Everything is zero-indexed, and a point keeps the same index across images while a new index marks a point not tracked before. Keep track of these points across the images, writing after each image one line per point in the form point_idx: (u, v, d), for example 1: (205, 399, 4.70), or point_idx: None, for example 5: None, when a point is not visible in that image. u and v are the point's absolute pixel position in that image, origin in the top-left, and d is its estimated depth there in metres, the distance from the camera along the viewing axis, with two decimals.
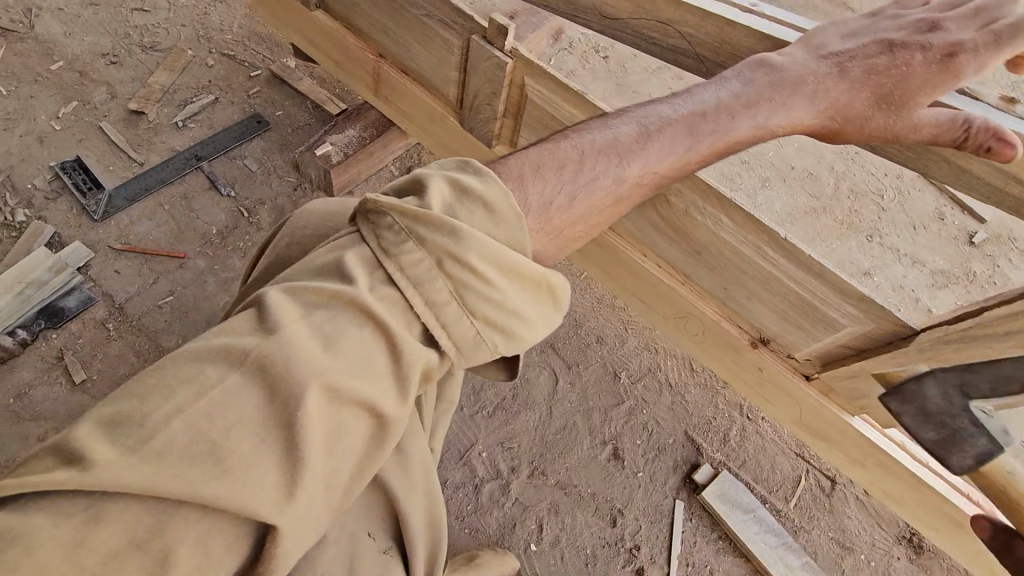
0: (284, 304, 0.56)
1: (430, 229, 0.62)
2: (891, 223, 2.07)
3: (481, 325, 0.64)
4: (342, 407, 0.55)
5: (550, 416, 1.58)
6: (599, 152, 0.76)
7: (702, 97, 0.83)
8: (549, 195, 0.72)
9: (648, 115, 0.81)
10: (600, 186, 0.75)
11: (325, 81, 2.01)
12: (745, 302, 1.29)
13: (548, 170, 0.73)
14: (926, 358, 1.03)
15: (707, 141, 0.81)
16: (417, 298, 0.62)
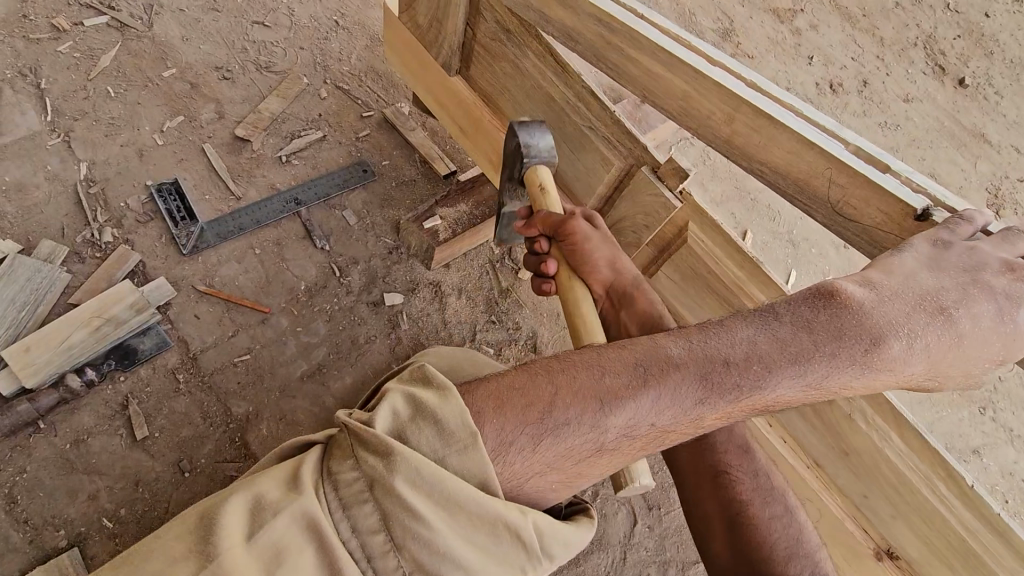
0: (230, 529, 0.57)
1: (369, 451, 0.62)
2: (1008, 397, 1.92)
3: (409, 565, 0.59)
4: None
5: (624, 562, 1.45)
6: (576, 394, 0.68)
7: (713, 337, 0.72)
8: (509, 434, 0.65)
9: (649, 354, 0.71)
10: (573, 433, 0.67)
11: (438, 134, 1.89)
12: (887, 520, 1.11)
13: (511, 409, 0.66)
14: None
15: (711, 398, 0.70)
16: (343, 523, 0.60)
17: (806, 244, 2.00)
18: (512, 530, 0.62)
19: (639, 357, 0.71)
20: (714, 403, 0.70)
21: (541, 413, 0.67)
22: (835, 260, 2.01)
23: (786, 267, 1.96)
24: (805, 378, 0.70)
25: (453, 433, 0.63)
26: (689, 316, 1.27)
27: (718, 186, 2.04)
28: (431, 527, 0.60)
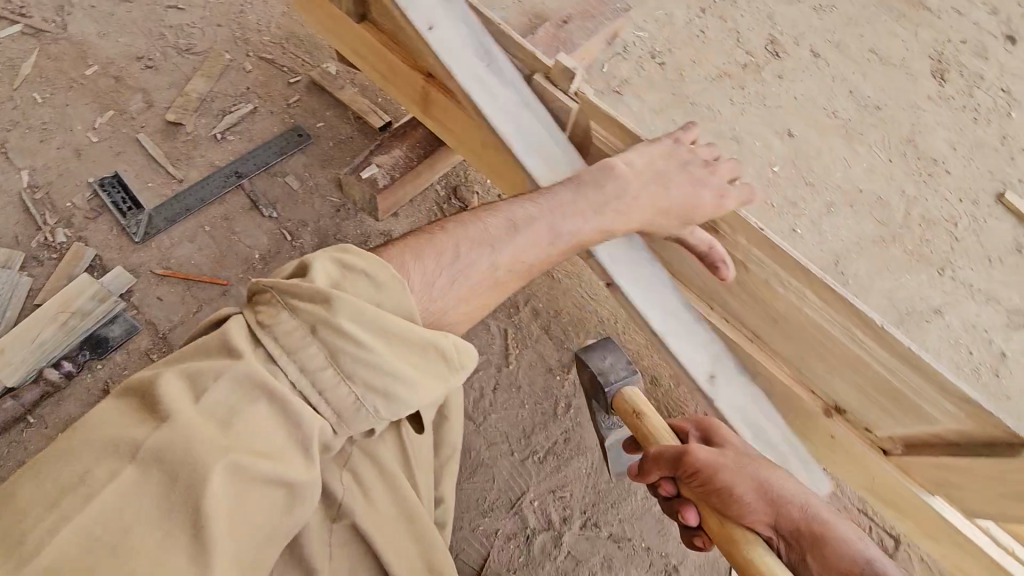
0: (179, 393, 0.67)
1: (299, 299, 0.75)
2: None
3: (358, 386, 0.73)
4: (241, 484, 0.64)
5: (603, 462, 1.51)
6: (472, 242, 0.96)
7: (553, 198, 1.05)
8: (430, 275, 0.92)
9: (507, 214, 1.01)
10: (473, 268, 0.96)
11: (368, 88, 1.89)
12: (823, 372, 1.18)
13: (427, 257, 0.93)
14: None
15: (561, 231, 1.05)
16: (291, 365, 0.72)
17: None
18: (439, 350, 0.78)
19: (509, 216, 1.01)
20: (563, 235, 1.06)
21: (449, 254, 0.94)
22: None
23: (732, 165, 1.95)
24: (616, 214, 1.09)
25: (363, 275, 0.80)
26: None
27: None
28: (372, 350, 0.73)
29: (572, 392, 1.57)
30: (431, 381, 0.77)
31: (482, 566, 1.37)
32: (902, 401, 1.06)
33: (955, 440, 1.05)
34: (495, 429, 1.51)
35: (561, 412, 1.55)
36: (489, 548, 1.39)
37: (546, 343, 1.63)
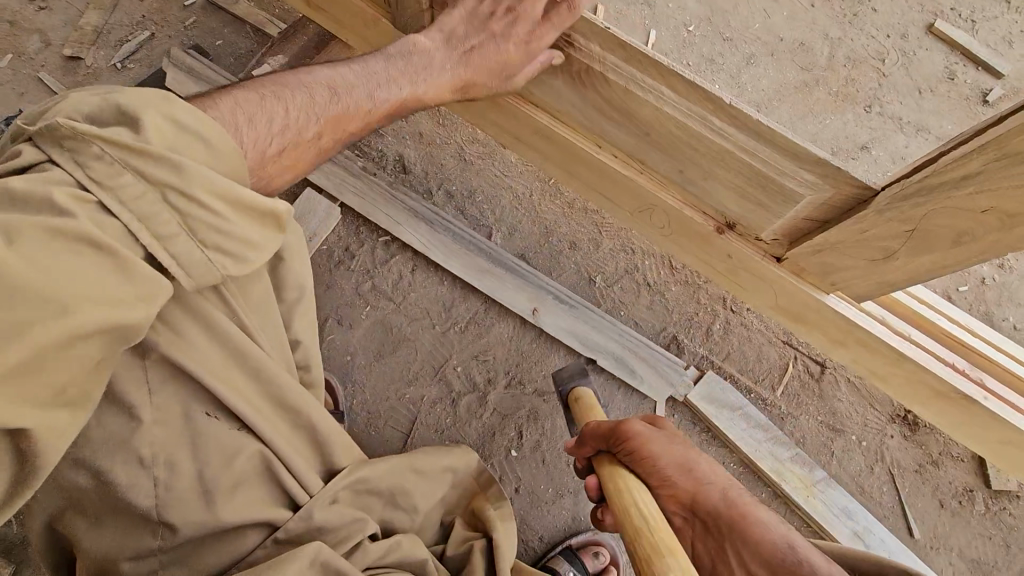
0: None
1: (137, 152, 0.62)
2: (894, 89, 1.89)
3: (204, 246, 0.65)
4: (62, 336, 0.53)
5: (525, 326, 1.54)
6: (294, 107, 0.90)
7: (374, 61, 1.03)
8: (262, 139, 0.84)
9: (325, 79, 0.97)
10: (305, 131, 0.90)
11: (263, 0, 1.87)
12: (703, 184, 1.18)
13: (251, 118, 0.84)
14: (885, 220, 0.93)
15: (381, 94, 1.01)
16: (128, 218, 0.61)
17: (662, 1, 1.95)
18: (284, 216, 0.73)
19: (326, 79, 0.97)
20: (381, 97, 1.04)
21: (276, 119, 0.86)
22: (694, 9, 1.96)
23: (645, 28, 1.91)
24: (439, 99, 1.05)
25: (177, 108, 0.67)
26: None
27: None
28: (214, 210, 0.65)
29: None
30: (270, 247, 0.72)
31: (411, 429, 1.44)
32: (772, 188, 1.06)
33: (826, 218, 1.05)
34: (415, 306, 1.54)
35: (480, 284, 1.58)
36: (417, 414, 1.45)
37: (462, 222, 1.64)
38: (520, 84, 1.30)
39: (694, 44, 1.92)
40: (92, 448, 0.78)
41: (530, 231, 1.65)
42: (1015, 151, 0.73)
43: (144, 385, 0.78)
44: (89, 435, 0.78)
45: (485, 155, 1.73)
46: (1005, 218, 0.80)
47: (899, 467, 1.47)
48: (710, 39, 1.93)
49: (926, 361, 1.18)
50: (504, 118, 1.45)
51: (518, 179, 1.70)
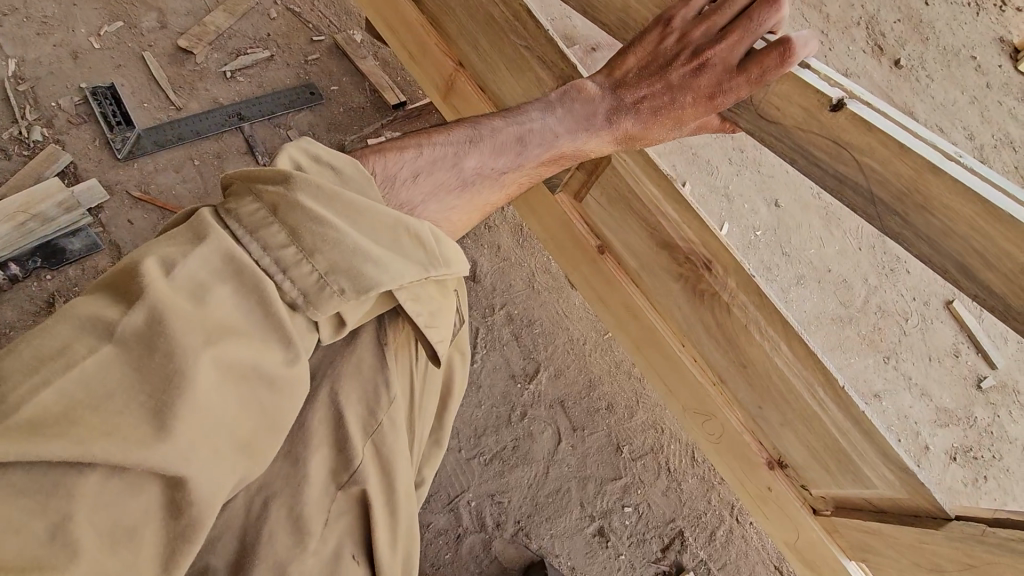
0: (202, 259, 0.65)
1: (365, 224, 0.75)
2: (909, 350, 2.06)
3: (324, 269, 0.71)
4: (228, 381, 0.63)
5: (545, 477, 1.52)
6: (522, 134, 0.93)
7: (579, 104, 0.94)
8: (537, 142, 0.93)
9: (536, 125, 0.93)
10: (526, 135, 0.93)
11: (389, 64, 1.88)
12: (776, 427, 1.23)
13: (520, 134, 0.93)
14: (950, 548, 1.00)
15: (592, 137, 0.95)
16: (323, 265, 0.71)
17: (741, 199, 2.13)
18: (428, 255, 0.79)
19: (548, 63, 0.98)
20: (578, 144, 0.95)
21: (552, 154, 0.95)
22: (765, 216, 2.14)
23: (720, 219, 2.08)
24: (646, 113, 0.93)
25: (327, 190, 0.73)
26: (612, 236, 1.35)
27: None
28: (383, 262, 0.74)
29: (529, 402, 1.60)
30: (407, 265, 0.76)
31: None
32: (844, 464, 1.13)
33: (886, 508, 1.13)
34: None
35: (515, 418, 1.56)
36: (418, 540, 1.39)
37: (513, 348, 1.65)
38: (633, 267, 1.35)
39: (758, 249, 2.09)
40: (265, 558, 0.72)
41: (574, 378, 1.66)
42: None
43: (325, 515, 0.77)
44: (255, 547, 0.73)
45: (553, 289, 1.75)
46: None
47: None
48: (773, 250, 2.10)
49: None
50: (601, 283, 1.48)
51: (576, 323, 1.72)
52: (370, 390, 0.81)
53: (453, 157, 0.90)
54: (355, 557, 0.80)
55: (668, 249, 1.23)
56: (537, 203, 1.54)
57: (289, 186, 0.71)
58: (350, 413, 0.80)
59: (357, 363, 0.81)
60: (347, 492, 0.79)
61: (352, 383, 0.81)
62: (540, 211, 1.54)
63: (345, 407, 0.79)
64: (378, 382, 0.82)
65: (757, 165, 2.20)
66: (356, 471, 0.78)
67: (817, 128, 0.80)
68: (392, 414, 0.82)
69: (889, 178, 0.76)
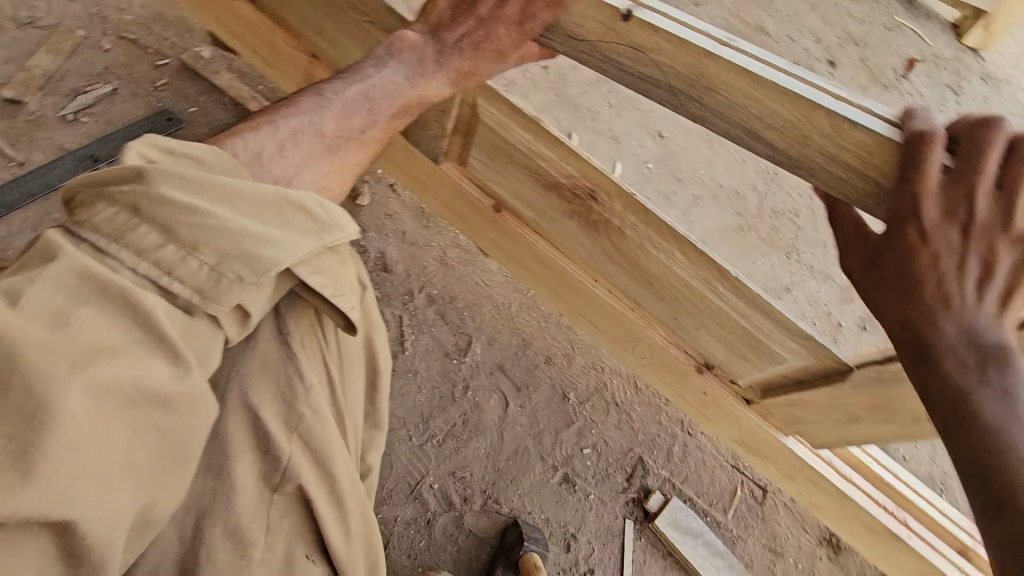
0: (58, 284, 0.59)
1: (244, 207, 0.71)
2: (805, 241, 2.23)
3: (210, 261, 0.67)
4: (110, 410, 0.58)
5: (501, 441, 1.54)
6: (366, 87, 0.88)
7: (409, 53, 0.90)
8: (384, 92, 0.89)
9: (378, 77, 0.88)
10: (372, 89, 0.88)
11: (247, 73, 1.80)
12: (694, 332, 1.30)
13: (365, 87, 0.88)
14: (858, 394, 1.10)
15: (430, 82, 0.92)
16: (208, 255, 0.67)
17: (626, 137, 2.24)
18: (319, 221, 0.75)
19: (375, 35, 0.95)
20: (420, 89, 0.91)
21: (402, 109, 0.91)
22: (652, 149, 2.26)
23: (612, 159, 2.17)
24: (468, 49, 0.91)
25: (191, 177, 0.69)
26: (505, 193, 1.39)
27: (541, 95, 2.23)
28: (270, 237, 0.70)
29: (470, 374, 1.60)
30: (295, 236, 0.72)
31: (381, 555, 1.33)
32: (758, 347, 1.21)
33: (802, 377, 1.21)
34: (391, 416, 1.49)
35: (459, 393, 1.56)
36: (388, 536, 1.36)
37: (441, 328, 1.65)
38: (531, 216, 1.39)
39: (652, 180, 2.19)
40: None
41: (508, 341, 1.68)
42: None
43: (264, 523, 0.69)
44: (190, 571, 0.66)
45: (466, 260, 1.76)
46: None
47: None
48: (666, 177, 2.21)
49: (875, 510, 1.38)
50: (506, 240, 1.51)
51: (497, 289, 1.75)
52: (282, 381, 0.73)
53: (305, 122, 0.84)
54: (309, 557, 0.73)
55: (555, 189, 1.27)
56: (410, 167, 1.55)
57: (145, 181, 0.66)
58: (268, 413, 0.70)
59: (262, 357, 0.73)
60: (283, 493, 0.71)
61: (262, 379, 0.72)
62: (421, 176, 1.55)
63: (261, 409, 0.70)
64: (288, 370, 0.73)
65: (635, 105, 2.30)
66: (286, 468, 0.70)
67: (610, 34, 0.83)
68: (311, 402, 0.73)
69: (680, 71, 0.81)
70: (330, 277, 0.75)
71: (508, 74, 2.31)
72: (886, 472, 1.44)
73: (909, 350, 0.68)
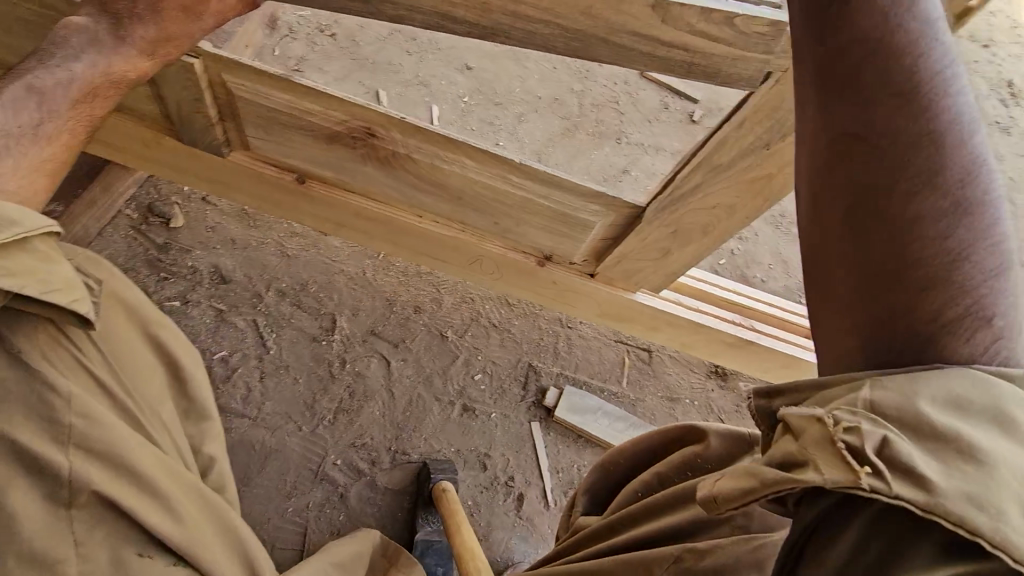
0: None
1: None
2: (631, 122, 2.35)
3: None
4: None
5: (393, 398, 1.57)
6: (36, 81, 0.79)
7: (79, 40, 0.82)
8: (61, 81, 0.80)
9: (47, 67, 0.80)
10: (43, 82, 0.79)
11: None
12: (518, 229, 1.37)
13: (35, 83, 0.79)
14: (657, 227, 1.23)
15: (118, 60, 0.84)
16: None
17: (435, 78, 2.25)
18: None
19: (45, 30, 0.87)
20: (103, 70, 0.83)
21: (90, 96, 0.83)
22: (464, 83, 2.28)
23: (426, 104, 2.18)
24: (146, 15, 0.83)
25: None
26: (298, 161, 1.37)
27: (338, 64, 2.18)
28: None
29: (343, 348, 1.60)
30: None
31: (304, 542, 1.34)
32: (569, 221, 1.29)
33: (615, 234, 1.32)
34: (275, 415, 1.46)
35: (337, 369, 1.56)
36: (306, 523, 1.37)
37: (301, 316, 1.61)
38: (331, 175, 1.38)
39: (472, 111, 2.23)
40: None
41: (372, 306, 1.68)
42: (719, 161, 1.04)
43: (71, 538, 0.69)
44: None
45: (305, 246, 1.73)
46: (727, 209, 1.14)
47: (724, 413, 1.76)
48: (484, 104, 2.25)
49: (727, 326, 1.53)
50: (323, 208, 1.49)
51: (346, 261, 1.74)
52: (33, 400, 0.71)
53: None
54: (143, 553, 0.73)
55: (335, 139, 1.26)
56: (111, 134, 1.45)
57: None
58: (28, 435, 0.69)
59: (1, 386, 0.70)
60: (80, 505, 0.70)
61: (8, 404, 0.70)
62: (151, 153, 1.46)
63: (14, 431, 0.69)
64: (42, 388, 0.71)
65: (435, 45, 2.33)
66: (71, 481, 0.70)
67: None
68: (78, 410, 0.73)
69: None
70: (25, 277, 0.68)
71: (294, 48, 2.20)
72: (732, 293, 1.58)
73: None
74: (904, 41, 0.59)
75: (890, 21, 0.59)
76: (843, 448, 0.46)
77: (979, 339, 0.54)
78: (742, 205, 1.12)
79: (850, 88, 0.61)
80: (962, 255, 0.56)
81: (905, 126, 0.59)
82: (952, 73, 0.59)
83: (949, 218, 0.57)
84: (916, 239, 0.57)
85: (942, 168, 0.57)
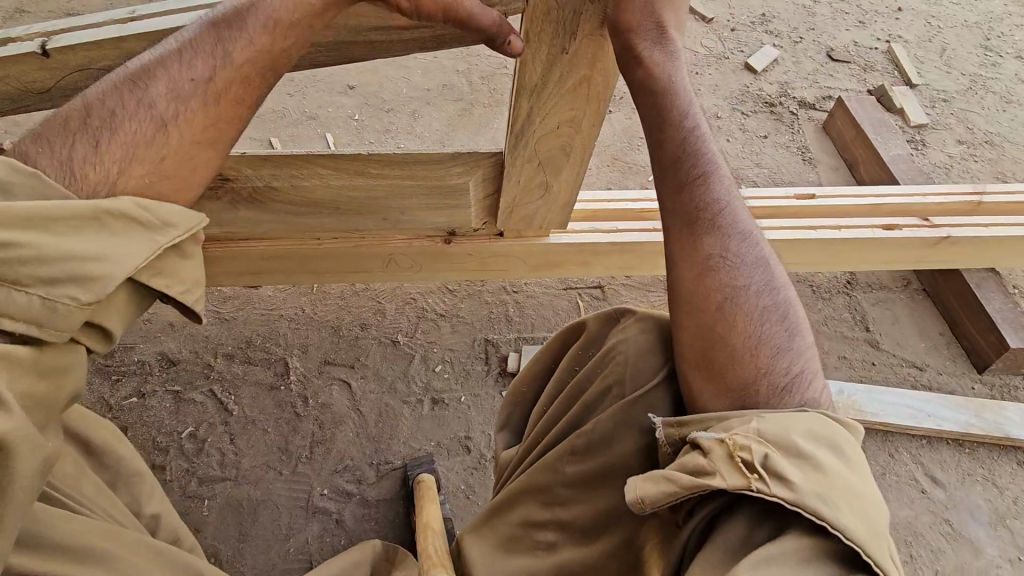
0: None
1: None
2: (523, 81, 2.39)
3: None
4: None
5: (362, 415, 1.58)
6: (149, 119, 0.69)
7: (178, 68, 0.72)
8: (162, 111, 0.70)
9: (144, 104, 0.70)
10: (150, 116, 0.69)
11: None
12: (406, 218, 1.36)
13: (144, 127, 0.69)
14: (522, 165, 1.23)
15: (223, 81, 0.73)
16: None
17: (324, 108, 2.28)
18: None
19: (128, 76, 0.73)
20: (208, 90, 0.72)
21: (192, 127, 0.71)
22: (353, 102, 2.31)
23: (322, 134, 2.21)
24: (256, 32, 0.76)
25: None
26: None
27: None
28: None
29: (302, 386, 1.62)
30: None
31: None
32: (443, 190, 1.29)
33: (496, 185, 1.31)
34: (254, 467, 1.49)
35: (301, 407, 1.59)
36: (310, 558, 1.39)
37: (255, 370, 1.64)
38: (221, 232, 1.39)
39: (367, 125, 2.24)
40: None
41: (319, 338, 1.71)
42: (533, 82, 1.04)
43: None
44: None
45: (241, 306, 1.76)
46: (570, 123, 1.14)
47: None
48: (376, 115, 2.27)
49: (650, 235, 1.52)
50: (228, 266, 1.51)
51: (285, 304, 1.77)
52: None
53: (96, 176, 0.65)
54: None
55: (198, 197, 1.27)
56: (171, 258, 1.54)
57: None
58: None
59: None
60: None
61: None
62: None
63: None
64: None
65: (313, 78, 2.37)
66: None
67: (57, 73, 0.95)
68: None
69: None
70: None
71: None
72: (644, 203, 1.59)
73: (674, 180, 0.86)
74: (739, 240, 0.81)
75: (701, 163, 0.86)
76: (742, 462, 0.58)
77: (785, 402, 0.68)
78: (581, 114, 1.13)
79: (685, 195, 0.84)
80: (769, 347, 0.72)
81: (722, 243, 0.80)
82: (747, 224, 0.83)
83: (749, 307, 0.75)
84: (734, 321, 0.73)
85: (755, 315, 0.74)
